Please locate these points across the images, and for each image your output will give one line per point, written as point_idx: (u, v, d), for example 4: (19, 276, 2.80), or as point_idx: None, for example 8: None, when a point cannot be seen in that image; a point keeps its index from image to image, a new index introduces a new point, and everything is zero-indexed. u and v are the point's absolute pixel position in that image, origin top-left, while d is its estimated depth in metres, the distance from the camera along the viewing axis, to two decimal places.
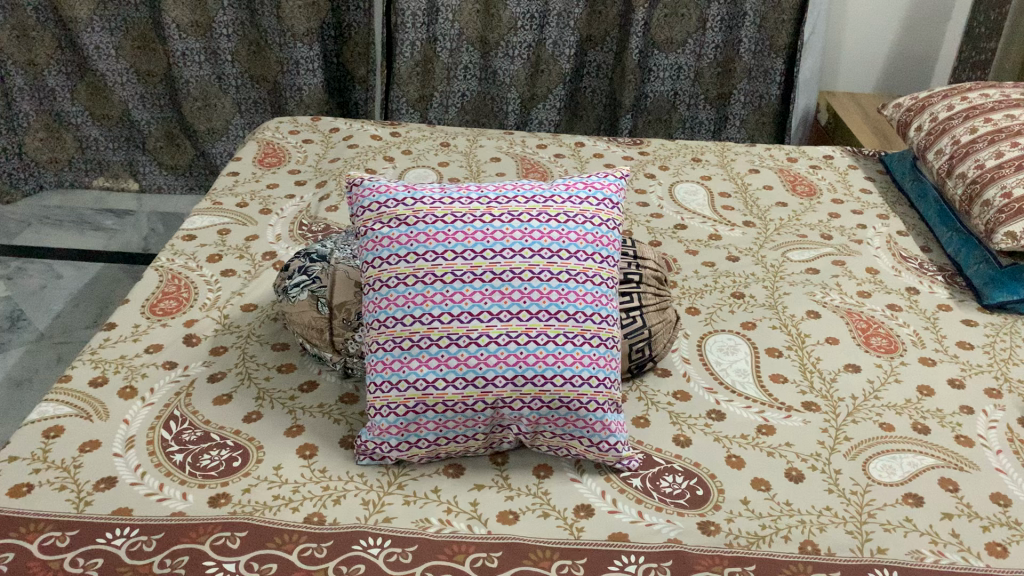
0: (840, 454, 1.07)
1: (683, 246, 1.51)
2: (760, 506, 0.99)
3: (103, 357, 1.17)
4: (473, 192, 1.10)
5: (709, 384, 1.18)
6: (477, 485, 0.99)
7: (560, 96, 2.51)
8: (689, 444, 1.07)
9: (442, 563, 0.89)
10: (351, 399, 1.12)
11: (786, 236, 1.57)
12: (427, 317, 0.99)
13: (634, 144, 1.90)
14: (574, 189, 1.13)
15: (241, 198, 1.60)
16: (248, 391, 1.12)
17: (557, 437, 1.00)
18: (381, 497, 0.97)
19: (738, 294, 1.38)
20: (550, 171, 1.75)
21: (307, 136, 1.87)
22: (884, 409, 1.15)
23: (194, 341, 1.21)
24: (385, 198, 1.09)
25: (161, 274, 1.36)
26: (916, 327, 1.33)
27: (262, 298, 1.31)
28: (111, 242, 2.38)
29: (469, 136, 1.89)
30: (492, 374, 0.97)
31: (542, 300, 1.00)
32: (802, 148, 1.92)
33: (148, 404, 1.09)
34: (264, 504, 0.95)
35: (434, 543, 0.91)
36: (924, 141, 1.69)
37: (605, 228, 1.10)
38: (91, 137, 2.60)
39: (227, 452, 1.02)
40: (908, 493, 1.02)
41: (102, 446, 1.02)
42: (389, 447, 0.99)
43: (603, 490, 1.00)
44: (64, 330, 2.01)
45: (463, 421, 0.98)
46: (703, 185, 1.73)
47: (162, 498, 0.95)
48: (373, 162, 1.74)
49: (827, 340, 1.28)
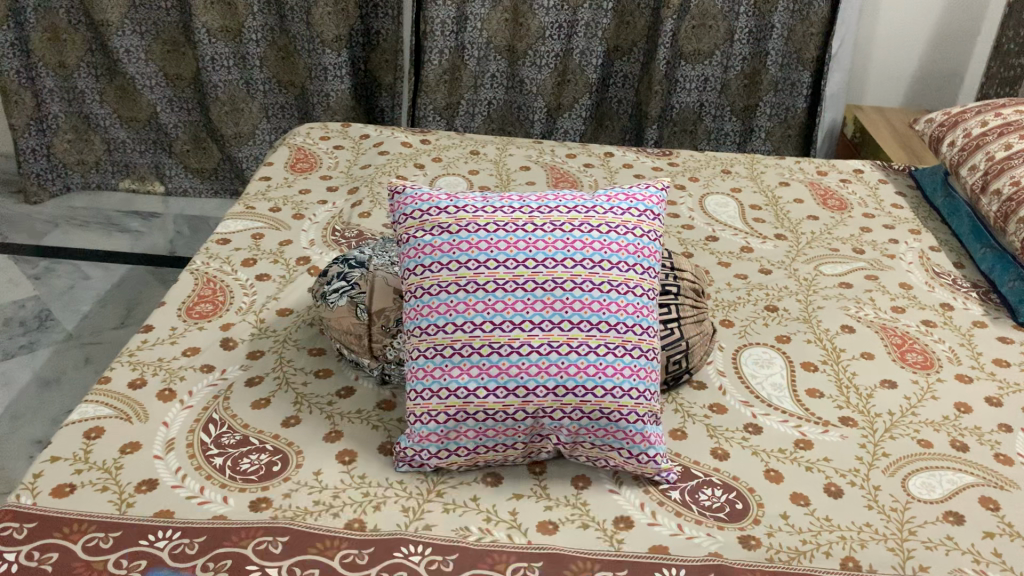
0: (879, 470, 1.07)
1: (715, 258, 1.51)
2: (800, 521, 0.98)
3: (141, 360, 1.17)
4: (515, 201, 1.07)
5: (744, 398, 1.18)
6: (582, 523, 0.96)
7: (586, 105, 2.52)
8: (727, 457, 1.07)
9: None
10: (390, 405, 1.10)
11: (818, 249, 1.56)
12: (469, 325, 0.99)
13: (663, 155, 1.90)
14: (615, 200, 1.10)
15: (274, 203, 1.61)
16: (287, 395, 1.12)
17: (596, 447, 1.00)
18: (421, 505, 0.96)
19: (772, 307, 1.38)
20: (579, 181, 1.76)
21: (339, 141, 1.88)
22: (922, 426, 1.15)
23: (231, 345, 1.21)
24: (427, 205, 1.06)
25: (196, 277, 1.37)
26: (952, 344, 1.32)
27: (298, 302, 1.31)
28: (138, 244, 2.40)
29: (499, 144, 1.90)
30: (533, 384, 0.97)
31: (584, 311, 0.99)
32: (832, 162, 1.91)
33: (186, 407, 1.09)
34: (305, 509, 0.94)
35: (534, 553, 0.91)
36: (957, 156, 1.68)
37: (647, 239, 1.07)
38: (118, 139, 2.63)
39: (266, 456, 1.02)
40: (948, 511, 1.01)
41: (143, 447, 1.02)
42: (428, 454, 0.99)
43: (679, 524, 0.97)
44: (94, 330, 2.03)
45: (504, 430, 0.98)
46: (734, 197, 1.73)
47: (203, 502, 0.95)
48: (404, 169, 1.75)
49: (863, 355, 1.28)
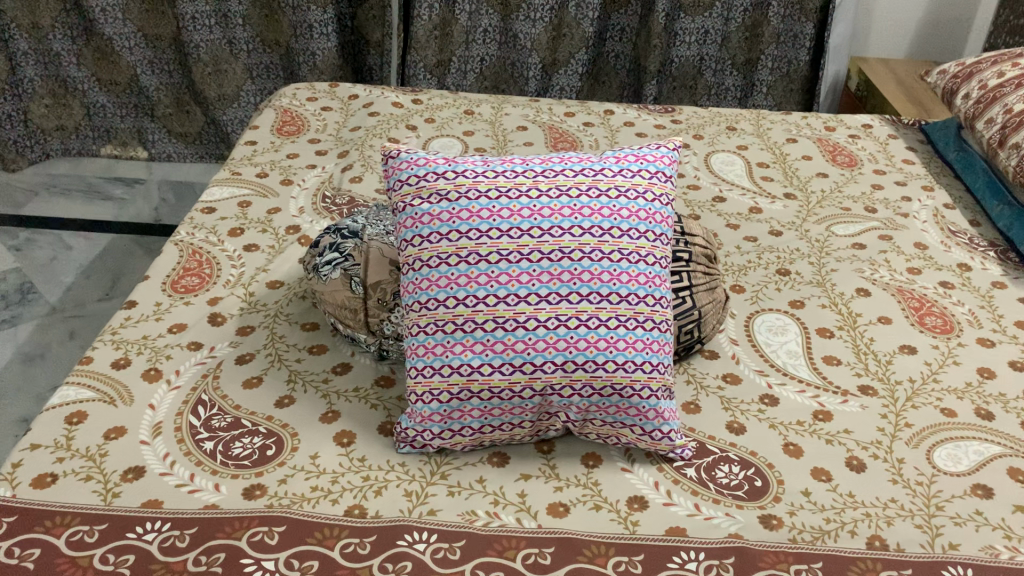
0: (902, 441, 1.02)
1: (723, 220, 1.45)
2: (823, 498, 0.94)
3: (125, 338, 1.11)
4: (517, 165, 1.01)
5: (759, 367, 1.13)
6: (594, 505, 0.91)
7: (582, 61, 2.43)
8: (743, 432, 1.02)
9: (584, 566, 0.83)
10: (389, 382, 1.05)
11: (829, 208, 1.50)
12: (471, 299, 0.93)
13: (665, 112, 1.83)
14: (624, 162, 1.02)
15: (261, 168, 1.53)
16: (279, 373, 1.06)
17: (608, 425, 0.95)
18: (424, 488, 0.91)
19: (784, 271, 1.33)
20: (579, 141, 1.69)
21: (326, 103, 1.80)
22: (945, 394, 1.10)
23: (220, 320, 1.15)
24: (424, 171, 0.99)
25: (181, 249, 1.30)
26: (972, 306, 1.27)
27: (289, 274, 1.25)
28: (122, 212, 2.33)
29: (494, 103, 1.82)
30: (541, 360, 0.91)
31: (593, 282, 0.94)
32: (839, 116, 1.85)
33: (174, 388, 1.04)
34: (302, 496, 0.89)
35: (544, 538, 0.86)
36: (971, 109, 1.61)
37: (658, 204, 1.01)
38: (98, 104, 2.53)
39: (259, 440, 0.96)
40: (976, 484, 0.97)
41: (129, 432, 0.97)
42: (431, 435, 0.94)
43: (696, 503, 0.92)
44: (77, 303, 1.96)
45: (510, 409, 0.93)
46: (740, 155, 1.67)
47: (193, 490, 0.90)
48: (396, 131, 1.68)
49: (880, 320, 1.23)
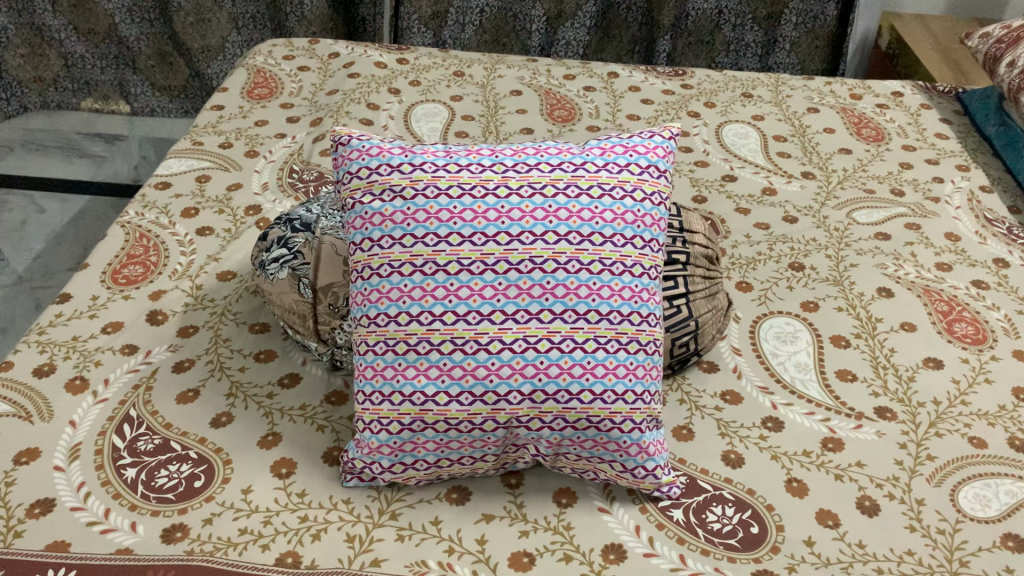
0: (923, 478, 0.89)
1: (732, 203, 1.31)
2: (829, 550, 0.81)
3: (52, 339, 1.00)
4: (486, 158, 0.87)
5: (763, 383, 1.00)
6: (563, 556, 0.79)
7: (590, 13, 2.26)
8: (741, 464, 0.89)
9: None
10: (340, 399, 0.94)
11: (850, 190, 1.35)
12: (426, 316, 0.80)
13: (675, 75, 1.67)
14: (610, 154, 0.88)
15: (226, 137, 1.40)
16: (219, 385, 0.95)
17: (583, 460, 0.83)
18: (369, 532, 0.80)
19: (797, 265, 1.19)
20: (578, 108, 1.54)
21: (304, 62, 1.65)
22: (974, 419, 0.96)
23: (160, 319, 1.04)
24: (376, 162, 0.86)
25: (127, 232, 1.18)
26: (1008, 311, 1.12)
27: (243, 265, 1.13)
28: (100, 171, 2.20)
29: (488, 63, 1.67)
30: (505, 389, 0.79)
31: (568, 298, 0.80)
32: (867, 83, 1.68)
33: (100, 401, 0.92)
34: (228, 540, 0.78)
35: None
36: (1016, 79, 1.44)
37: (649, 204, 0.87)
38: (76, 54, 2.39)
39: (187, 468, 0.85)
40: (1007, 534, 0.84)
41: (41, 456, 0.85)
42: (381, 468, 0.82)
43: (681, 554, 0.80)
44: (46, 272, 1.85)
45: (470, 442, 0.81)
46: (755, 126, 1.51)
47: (106, 530, 0.78)
48: (376, 95, 1.53)
49: (902, 327, 1.09)
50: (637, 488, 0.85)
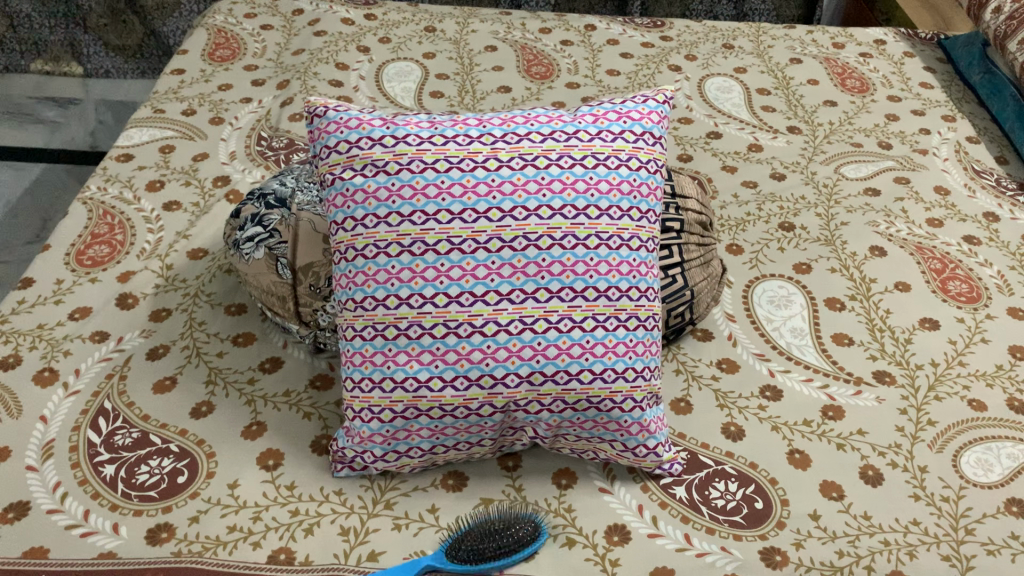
0: (924, 444, 0.88)
1: (718, 161, 1.28)
2: (834, 523, 0.80)
3: (16, 328, 0.94)
4: (472, 127, 0.82)
5: (759, 350, 0.98)
6: (567, 541, 0.77)
7: None
8: (741, 437, 0.87)
9: None
10: (325, 384, 0.91)
11: (837, 144, 1.32)
12: (416, 298, 0.76)
13: (654, 27, 1.62)
14: (603, 121, 0.84)
15: (189, 103, 1.33)
16: (197, 372, 0.91)
17: (583, 440, 0.81)
18: (364, 523, 0.77)
19: (787, 225, 1.16)
20: (556, 64, 1.48)
21: (267, 20, 1.57)
22: (972, 381, 0.95)
23: (130, 302, 0.98)
24: (356, 135, 0.81)
25: (90, 208, 1.12)
26: (1001, 267, 1.11)
27: (214, 242, 1.08)
28: (54, 137, 2.11)
29: (459, 17, 1.60)
30: (502, 372, 0.75)
31: (565, 275, 0.77)
32: (849, 31, 1.64)
33: (72, 393, 0.87)
34: (217, 539, 0.74)
35: None
36: (1002, 26, 1.41)
37: (644, 173, 0.83)
38: (22, 13, 2.27)
39: (170, 462, 0.81)
40: (1010, 499, 0.83)
41: (12, 456, 0.81)
42: (373, 457, 0.79)
43: (684, 532, 0.78)
44: (4, 246, 1.78)
45: (466, 428, 0.78)
46: (738, 79, 1.47)
47: (87, 533, 0.74)
48: (344, 55, 1.46)
49: (897, 287, 1.07)
50: (638, 468, 0.83)
